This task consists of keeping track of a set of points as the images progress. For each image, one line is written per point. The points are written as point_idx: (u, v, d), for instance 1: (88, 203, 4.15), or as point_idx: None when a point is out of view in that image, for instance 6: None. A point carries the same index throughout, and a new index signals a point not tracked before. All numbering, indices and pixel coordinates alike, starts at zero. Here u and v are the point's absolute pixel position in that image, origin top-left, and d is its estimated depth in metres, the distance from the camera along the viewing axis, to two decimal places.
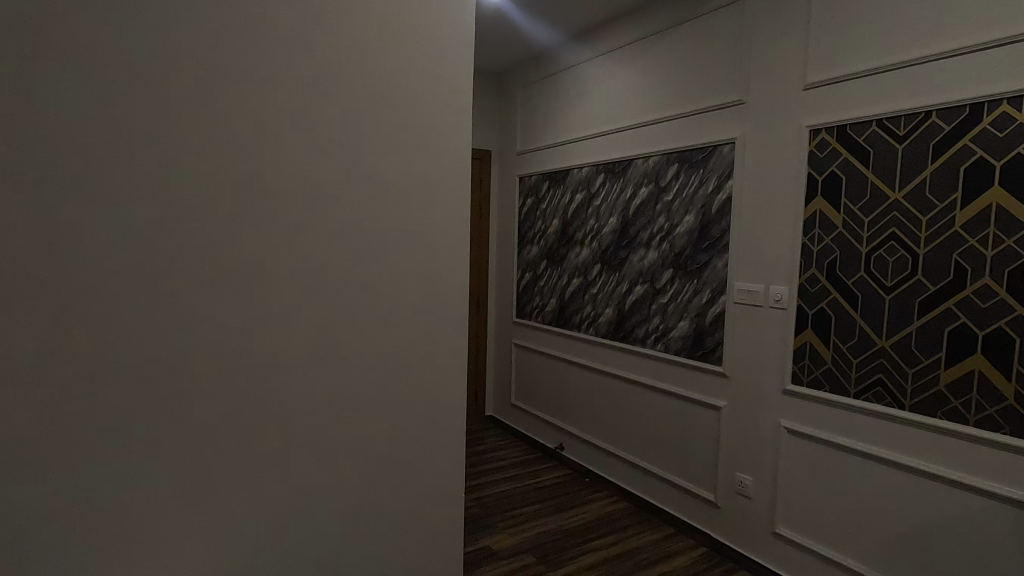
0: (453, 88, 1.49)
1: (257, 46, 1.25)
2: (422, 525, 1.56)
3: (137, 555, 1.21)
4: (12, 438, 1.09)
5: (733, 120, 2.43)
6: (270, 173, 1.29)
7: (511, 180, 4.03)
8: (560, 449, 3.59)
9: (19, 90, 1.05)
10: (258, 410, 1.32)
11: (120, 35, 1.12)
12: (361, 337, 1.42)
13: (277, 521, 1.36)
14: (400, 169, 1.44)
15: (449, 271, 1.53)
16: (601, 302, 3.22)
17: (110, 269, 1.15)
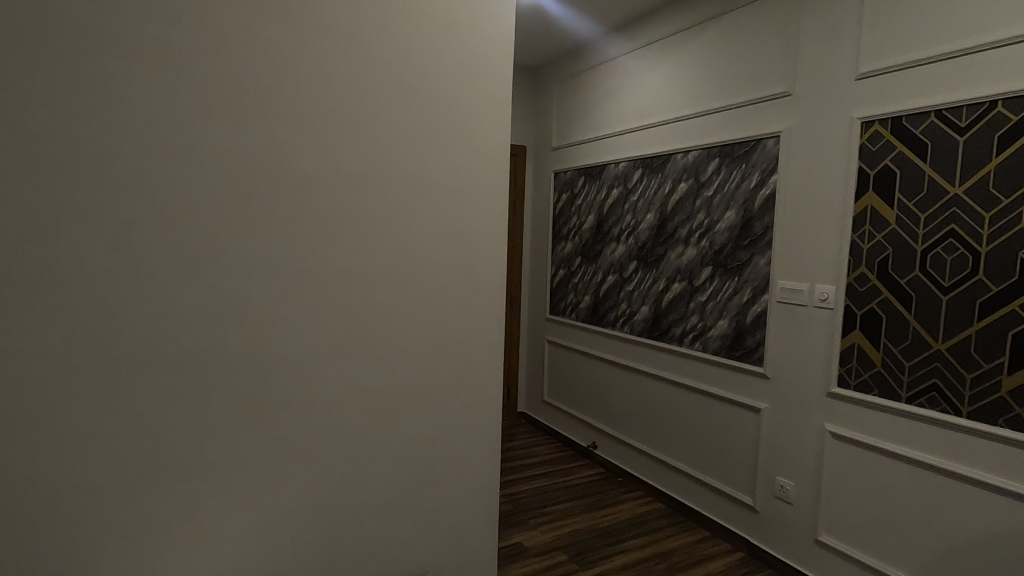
0: (493, 82, 1.48)
1: (298, 40, 1.26)
2: (456, 521, 1.57)
3: (183, 538, 1.25)
4: (62, 424, 1.13)
5: (779, 113, 2.34)
6: (313, 169, 1.30)
7: (546, 176, 4.01)
8: (592, 447, 3.55)
9: (70, 88, 1.09)
10: (298, 402, 1.34)
11: (165, 34, 1.15)
12: (397, 332, 1.43)
13: (315, 510, 1.38)
14: (439, 163, 1.43)
15: (486, 266, 1.52)
16: (637, 299, 3.17)
17: (155, 262, 1.18)
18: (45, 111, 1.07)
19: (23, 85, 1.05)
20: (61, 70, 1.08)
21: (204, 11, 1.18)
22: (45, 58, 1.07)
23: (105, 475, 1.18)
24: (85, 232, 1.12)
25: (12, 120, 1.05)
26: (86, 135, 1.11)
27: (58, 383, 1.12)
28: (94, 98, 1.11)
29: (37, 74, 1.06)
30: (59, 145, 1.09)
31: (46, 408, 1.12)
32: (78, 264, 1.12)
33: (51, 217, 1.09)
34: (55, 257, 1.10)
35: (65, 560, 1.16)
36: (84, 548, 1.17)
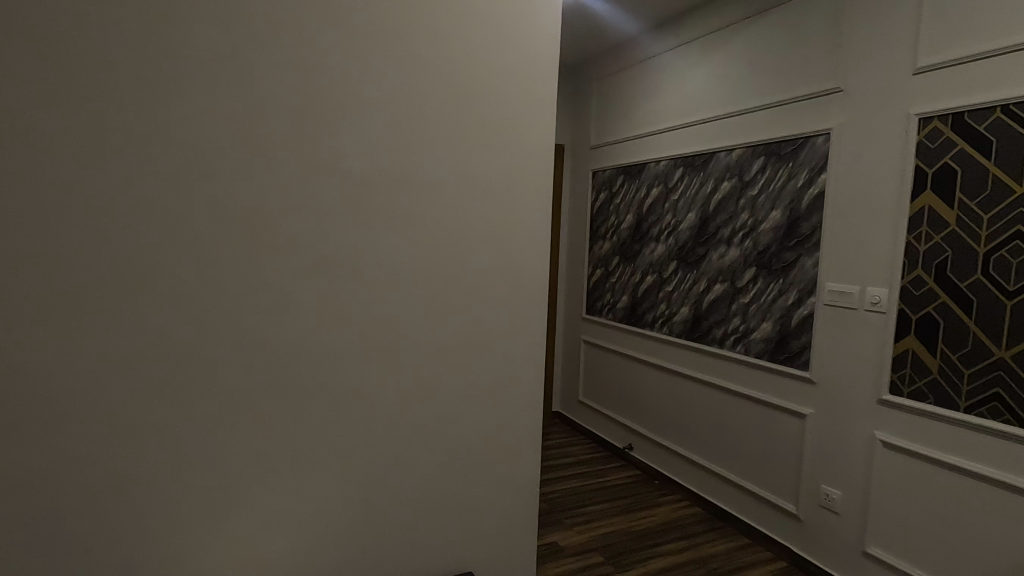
0: (538, 81, 1.48)
1: (348, 41, 1.29)
2: (496, 518, 1.58)
3: (235, 526, 1.29)
4: (124, 413, 1.18)
5: (829, 109, 2.27)
6: (362, 168, 1.33)
7: (584, 174, 3.99)
8: (629, 449, 3.52)
9: (135, 91, 1.14)
10: (344, 396, 1.36)
11: (224, 36, 1.19)
12: (441, 329, 1.44)
13: (360, 503, 1.41)
14: (484, 162, 1.45)
15: (529, 264, 1.53)
16: (676, 300, 3.12)
17: (212, 259, 1.22)
18: (112, 114, 1.13)
19: (93, 89, 1.11)
20: (129, 74, 1.13)
21: (259, 16, 1.21)
22: (114, 62, 1.12)
23: (164, 464, 1.22)
24: (148, 230, 1.17)
25: (84, 123, 1.11)
26: (150, 137, 1.16)
27: (121, 373, 1.17)
28: (157, 100, 1.15)
29: (107, 78, 1.12)
30: (124, 145, 1.14)
31: (110, 397, 1.17)
32: (140, 260, 1.17)
33: (115, 214, 1.14)
34: (120, 253, 1.15)
35: (126, 543, 1.21)
36: (143, 532, 1.22)
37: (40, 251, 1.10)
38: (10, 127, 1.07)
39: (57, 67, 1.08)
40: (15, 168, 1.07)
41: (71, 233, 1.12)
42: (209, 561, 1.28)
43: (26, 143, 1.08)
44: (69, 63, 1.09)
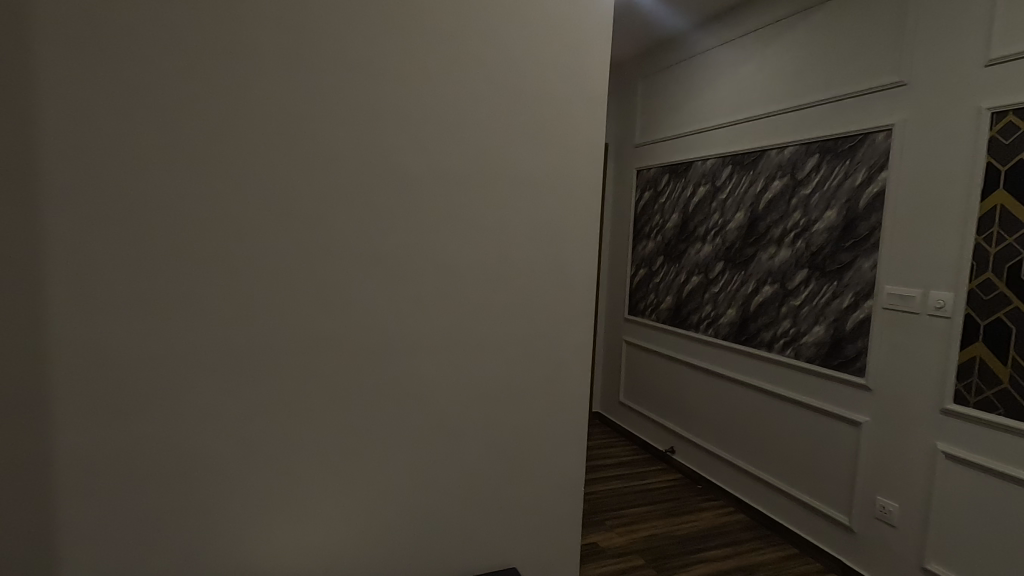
0: (589, 81, 1.48)
1: (404, 40, 1.30)
2: (539, 516, 1.58)
3: (290, 515, 1.33)
4: (189, 401, 1.23)
5: (891, 104, 2.17)
6: (415, 167, 1.35)
7: (628, 173, 3.94)
8: (671, 452, 3.46)
9: (202, 91, 1.18)
10: (395, 391, 1.39)
11: (285, 36, 1.22)
12: (489, 327, 1.46)
13: (408, 496, 1.44)
14: (534, 162, 1.45)
15: (577, 264, 1.53)
16: (723, 301, 3.05)
17: (271, 254, 1.25)
18: (181, 113, 1.17)
19: (163, 89, 1.15)
20: (196, 75, 1.17)
21: (319, 16, 1.24)
22: (184, 64, 1.16)
23: (224, 452, 1.26)
24: (212, 225, 1.21)
25: (156, 123, 1.15)
26: (216, 135, 1.19)
27: (186, 363, 1.22)
28: (223, 101, 1.19)
29: (174, 78, 1.16)
30: (194, 145, 1.18)
31: (176, 386, 1.22)
32: (204, 254, 1.21)
33: (183, 211, 1.19)
34: (187, 249, 1.20)
35: (189, 528, 1.26)
36: (204, 518, 1.27)
37: (113, 244, 1.15)
38: (90, 126, 1.12)
39: (130, 67, 1.13)
40: (93, 166, 1.13)
41: (144, 229, 1.16)
42: (266, 547, 1.32)
43: (102, 141, 1.13)
44: (142, 64, 1.13)
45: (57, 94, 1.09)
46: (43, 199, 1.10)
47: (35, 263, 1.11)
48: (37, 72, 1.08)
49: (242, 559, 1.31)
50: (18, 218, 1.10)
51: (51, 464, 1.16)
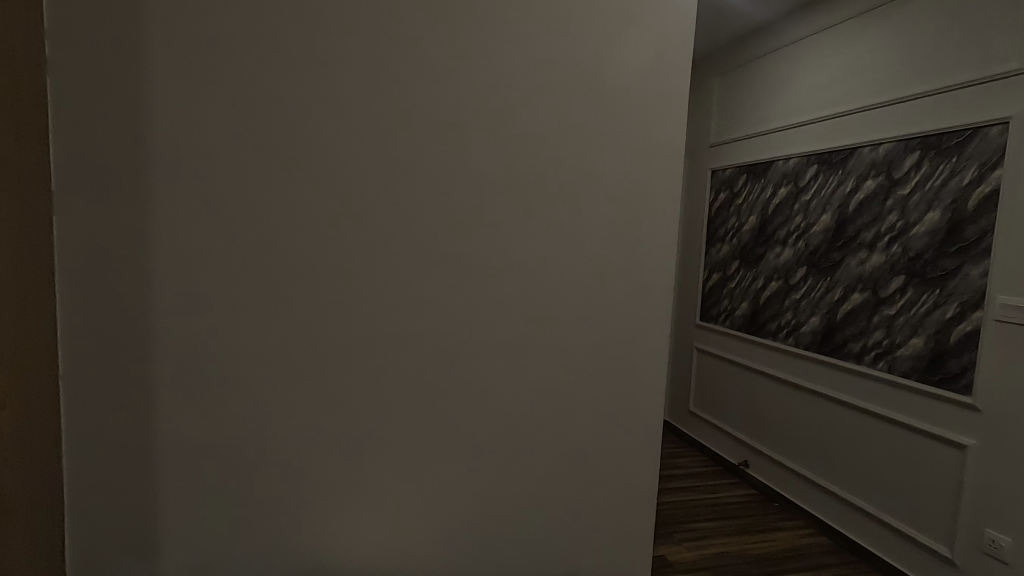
0: (672, 78, 1.42)
1: (483, 43, 1.30)
2: (611, 525, 1.54)
3: (367, 508, 1.36)
4: (275, 396, 1.27)
5: (1008, 96, 1.96)
6: (493, 169, 1.34)
7: (703, 173, 3.80)
8: (744, 466, 3.30)
9: (293, 95, 1.21)
10: (469, 392, 1.39)
11: (369, 41, 1.24)
12: (564, 331, 1.43)
13: (480, 497, 1.43)
14: (612, 163, 1.41)
15: (655, 267, 1.47)
16: (805, 309, 2.87)
17: (354, 255, 1.28)
18: (272, 117, 1.20)
19: (256, 95, 1.19)
20: (288, 82, 1.20)
21: (402, 20, 1.25)
22: (276, 71, 1.19)
23: (306, 446, 1.31)
24: (298, 226, 1.24)
25: (252, 129, 1.20)
26: (303, 138, 1.22)
27: (272, 360, 1.26)
28: (311, 107, 1.22)
29: (267, 84, 1.19)
30: (284, 149, 1.22)
31: (264, 381, 1.27)
32: (291, 255, 1.24)
33: (274, 213, 1.23)
34: (277, 250, 1.24)
35: (274, 515, 1.31)
36: (288, 508, 1.32)
37: (209, 245, 1.20)
38: (191, 134, 1.17)
39: (229, 76, 1.17)
40: (194, 171, 1.18)
41: (238, 230, 1.21)
42: (344, 538, 1.36)
43: (201, 146, 1.18)
44: (238, 72, 1.18)
45: (162, 103, 1.15)
46: (147, 201, 1.17)
47: (141, 263, 1.18)
48: (144, 81, 1.14)
49: (321, 550, 1.35)
50: (126, 219, 1.17)
51: (153, 451, 1.23)
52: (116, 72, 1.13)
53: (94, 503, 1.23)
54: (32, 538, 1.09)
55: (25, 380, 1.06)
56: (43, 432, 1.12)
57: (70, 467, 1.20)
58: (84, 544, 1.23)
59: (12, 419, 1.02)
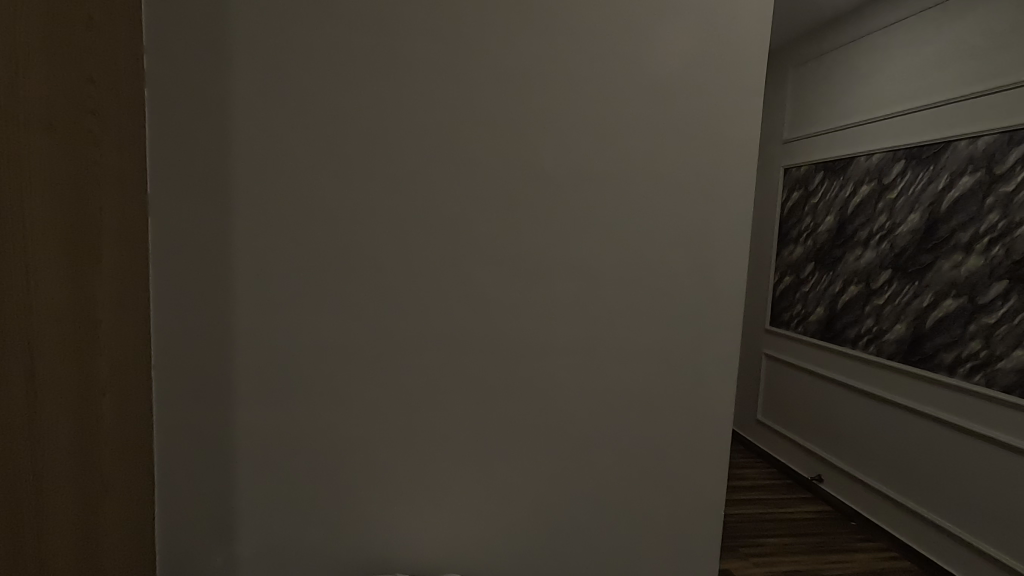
0: (749, 72, 1.35)
1: (550, 42, 1.29)
2: (675, 535, 1.49)
3: (428, 504, 1.38)
4: (344, 392, 1.32)
5: None
6: (558, 169, 1.33)
7: (775, 171, 3.62)
8: (818, 481, 3.11)
9: (366, 100, 1.25)
10: (532, 394, 1.38)
11: (439, 45, 1.25)
12: (629, 334, 1.40)
13: (539, 499, 1.42)
14: (682, 161, 1.36)
15: (727, 270, 1.41)
16: (889, 315, 2.68)
17: (420, 254, 1.30)
18: (346, 122, 1.25)
19: (331, 100, 1.23)
20: (361, 87, 1.24)
21: (470, 22, 1.26)
22: (350, 77, 1.23)
23: (372, 440, 1.34)
24: (367, 227, 1.28)
25: (327, 134, 1.24)
26: (373, 140, 1.26)
27: (339, 356, 1.31)
28: (383, 111, 1.25)
29: (340, 89, 1.23)
30: (357, 153, 1.26)
31: (334, 376, 1.31)
32: (360, 255, 1.28)
33: (345, 215, 1.27)
34: (348, 250, 1.28)
35: (341, 507, 1.36)
36: (354, 500, 1.36)
37: (284, 245, 1.26)
38: (271, 139, 1.23)
39: (307, 84, 1.22)
40: (274, 176, 1.24)
41: (313, 232, 1.26)
42: (406, 532, 1.39)
43: (279, 151, 1.24)
44: (314, 79, 1.23)
45: (245, 111, 1.22)
46: (228, 202, 1.24)
47: (224, 262, 1.25)
48: (229, 90, 1.21)
49: (384, 542, 1.39)
50: (212, 221, 1.24)
51: (233, 439, 1.30)
52: (206, 84, 1.21)
53: (179, 485, 1.31)
54: (125, 512, 1.19)
55: (122, 368, 1.15)
56: (135, 418, 1.21)
57: (159, 450, 1.29)
58: (172, 522, 1.32)
59: (109, 403, 1.12)
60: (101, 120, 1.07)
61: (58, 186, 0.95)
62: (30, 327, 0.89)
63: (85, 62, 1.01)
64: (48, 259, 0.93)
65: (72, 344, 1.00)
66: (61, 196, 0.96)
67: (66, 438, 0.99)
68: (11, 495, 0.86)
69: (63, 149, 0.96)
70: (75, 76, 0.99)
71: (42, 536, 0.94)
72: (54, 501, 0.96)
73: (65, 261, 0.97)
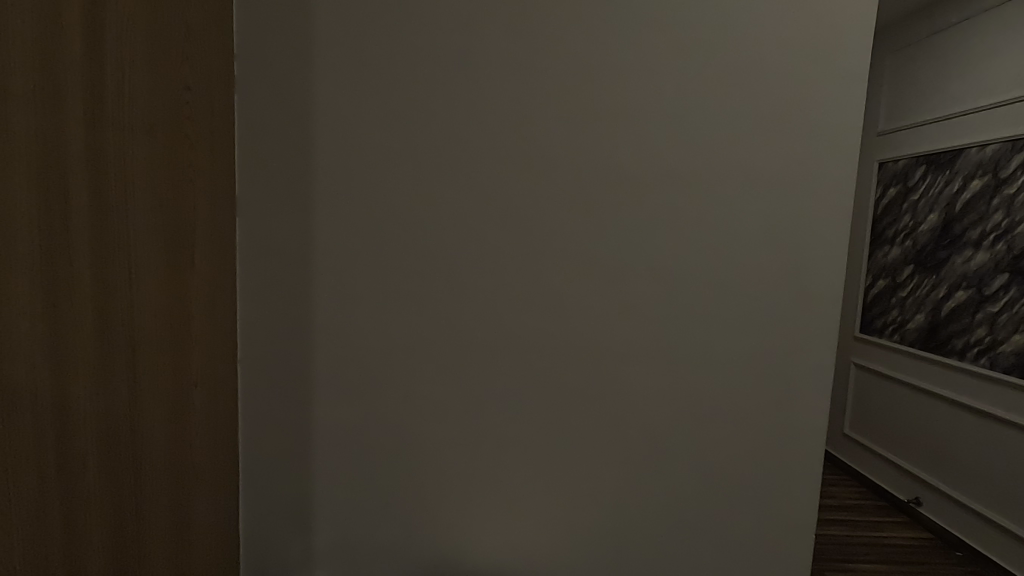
0: (852, 55, 1.23)
1: (630, 32, 1.23)
2: (759, 555, 1.39)
3: (497, 506, 1.36)
4: (416, 390, 1.32)
5: None
6: (638, 166, 1.26)
7: (869, 166, 3.34)
8: (916, 504, 2.83)
9: (442, 99, 1.24)
10: (606, 397, 1.33)
11: (515, 41, 1.23)
12: (710, 340, 1.32)
13: (612, 508, 1.37)
14: (774, 156, 1.26)
15: (824, 273, 1.29)
16: (1005, 324, 2.40)
17: (493, 254, 1.28)
18: (422, 121, 1.25)
19: (408, 100, 1.24)
20: (437, 86, 1.24)
21: (547, 12, 1.22)
22: (426, 77, 1.23)
23: (443, 439, 1.34)
24: (441, 225, 1.27)
25: (402, 134, 1.25)
26: (448, 137, 1.25)
27: (413, 353, 1.31)
28: (459, 110, 1.24)
29: (417, 89, 1.24)
30: (432, 153, 1.25)
31: (405, 376, 1.32)
32: (434, 254, 1.28)
33: (420, 214, 1.27)
34: (422, 250, 1.28)
35: (412, 504, 1.36)
36: (424, 499, 1.36)
37: (360, 244, 1.28)
38: (350, 140, 1.25)
39: (385, 84, 1.23)
40: (353, 176, 1.26)
41: (388, 232, 1.27)
42: (475, 532, 1.37)
43: (357, 151, 1.25)
44: (393, 80, 1.23)
45: (327, 114, 1.24)
46: (310, 201, 1.27)
47: (305, 261, 1.29)
48: (312, 93, 1.24)
49: (452, 542, 1.38)
50: (294, 222, 1.28)
51: (311, 433, 1.34)
52: (290, 88, 1.24)
53: (261, 476, 1.36)
54: (213, 499, 1.25)
55: (212, 362, 1.21)
56: (223, 410, 1.26)
57: (244, 441, 1.35)
58: (255, 510, 1.38)
59: (200, 395, 1.17)
60: (197, 125, 1.12)
61: (157, 186, 1.00)
62: (131, 322, 0.94)
63: (182, 68, 1.06)
64: (148, 259, 0.98)
65: (168, 339, 1.05)
66: (161, 199, 1.02)
67: (163, 427, 1.04)
68: (113, 481, 0.92)
69: (163, 153, 1.02)
70: (173, 81, 1.04)
71: (141, 519, 1.00)
72: (152, 487, 1.02)
73: (163, 260, 1.03)
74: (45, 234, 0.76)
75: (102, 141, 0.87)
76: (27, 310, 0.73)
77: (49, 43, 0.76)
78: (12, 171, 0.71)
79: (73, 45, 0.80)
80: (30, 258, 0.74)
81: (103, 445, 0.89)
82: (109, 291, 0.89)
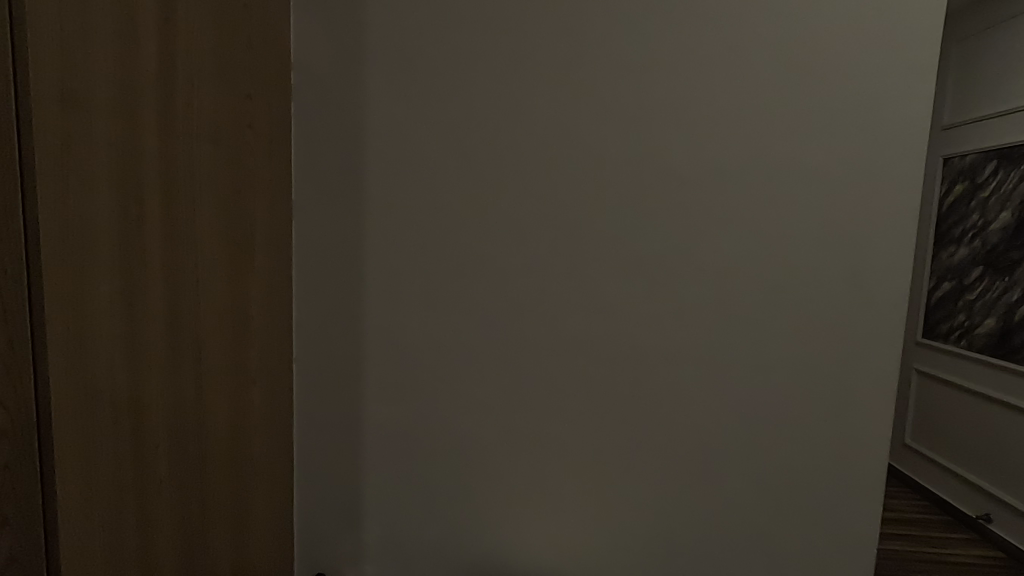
0: (919, 46, 1.17)
1: (678, 30, 1.21)
2: (816, 567, 1.34)
3: (543, 507, 1.36)
4: (462, 391, 1.33)
5: None
6: (687, 165, 1.24)
7: (932, 162, 3.17)
8: (985, 520, 2.66)
9: (489, 103, 1.25)
10: (653, 401, 1.31)
11: (561, 44, 1.22)
12: (763, 344, 1.28)
13: (659, 512, 1.34)
14: (832, 153, 1.21)
15: (885, 275, 1.23)
16: None
17: (538, 256, 1.28)
18: (469, 125, 1.26)
19: (456, 105, 1.25)
20: (484, 90, 1.25)
21: (593, 13, 1.21)
22: (472, 81, 1.25)
23: (489, 439, 1.35)
24: (488, 228, 1.28)
25: (450, 138, 1.26)
26: (495, 139, 1.26)
27: (459, 354, 1.32)
28: (505, 113, 1.25)
29: (465, 94, 1.25)
30: (479, 156, 1.26)
31: (452, 377, 1.33)
32: (480, 256, 1.29)
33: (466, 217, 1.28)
34: (468, 253, 1.29)
35: (458, 503, 1.38)
36: (470, 498, 1.37)
37: (408, 246, 1.30)
38: (399, 145, 1.28)
39: (432, 90, 1.25)
40: (402, 180, 1.28)
41: (436, 234, 1.29)
42: (521, 533, 1.37)
43: (406, 155, 1.28)
44: (441, 86, 1.25)
45: (377, 119, 1.27)
46: (360, 205, 1.30)
47: (356, 264, 1.32)
48: (362, 100, 1.27)
49: (497, 541, 1.38)
50: (346, 225, 1.31)
51: (361, 431, 1.37)
52: (342, 96, 1.28)
53: (314, 471, 1.40)
54: (271, 493, 1.29)
55: (269, 361, 1.25)
56: (280, 407, 1.31)
57: (299, 437, 1.39)
58: (308, 504, 1.42)
59: (260, 392, 1.22)
60: (257, 133, 1.17)
61: (222, 191, 1.05)
62: (198, 321, 0.99)
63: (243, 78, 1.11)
64: (212, 262, 1.03)
65: (231, 338, 1.10)
66: (225, 204, 1.07)
67: (225, 422, 1.09)
68: (180, 473, 0.96)
69: (226, 160, 1.06)
70: (235, 92, 1.08)
71: (206, 509, 1.04)
72: (216, 479, 1.07)
73: (225, 261, 1.07)
74: (123, 236, 0.81)
75: (173, 147, 0.91)
76: (106, 306, 0.78)
77: (125, 57, 0.80)
78: (95, 177, 0.76)
79: (147, 58, 0.85)
80: (109, 259, 0.79)
81: (173, 438, 0.94)
82: (178, 291, 0.94)
